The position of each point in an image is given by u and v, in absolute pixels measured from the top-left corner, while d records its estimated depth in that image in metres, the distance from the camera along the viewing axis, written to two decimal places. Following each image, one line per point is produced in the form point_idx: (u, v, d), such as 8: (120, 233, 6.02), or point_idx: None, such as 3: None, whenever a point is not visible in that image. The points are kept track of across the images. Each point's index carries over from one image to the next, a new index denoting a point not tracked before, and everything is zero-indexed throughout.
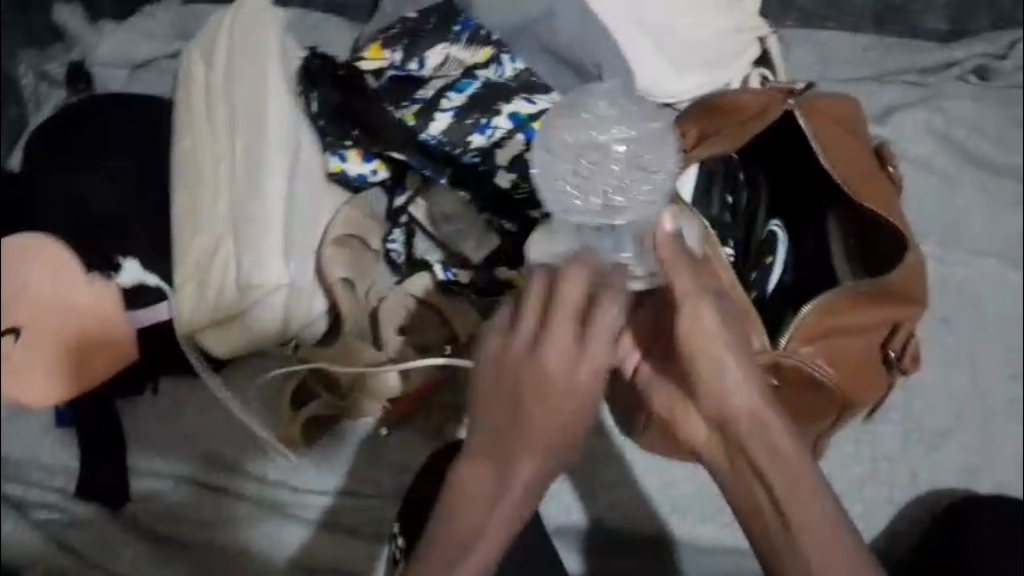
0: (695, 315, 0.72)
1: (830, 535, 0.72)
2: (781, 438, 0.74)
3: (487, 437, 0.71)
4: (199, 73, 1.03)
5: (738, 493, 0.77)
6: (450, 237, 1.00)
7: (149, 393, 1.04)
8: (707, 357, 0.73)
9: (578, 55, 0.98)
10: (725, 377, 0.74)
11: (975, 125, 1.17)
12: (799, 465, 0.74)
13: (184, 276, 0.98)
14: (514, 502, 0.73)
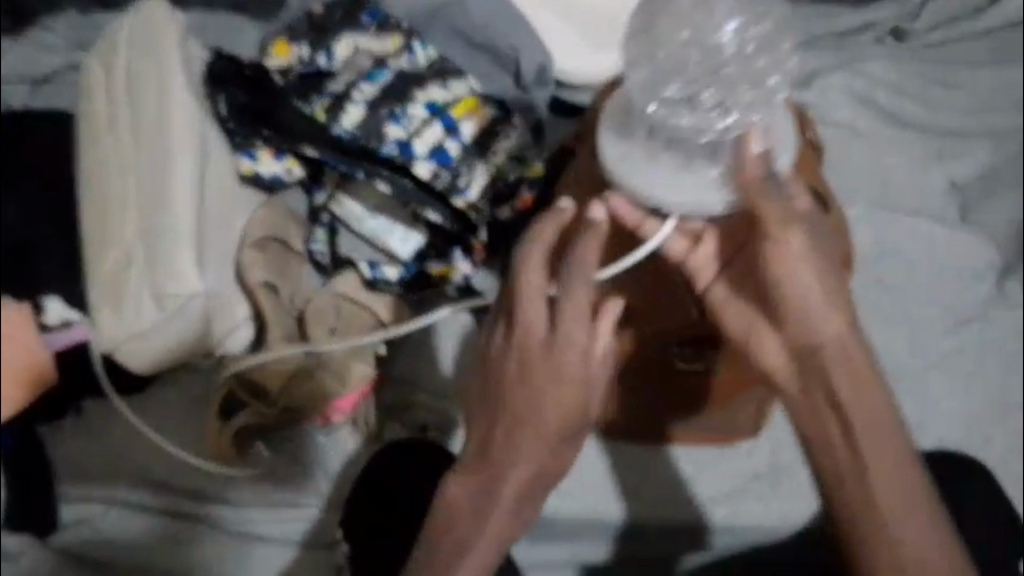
0: (785, 238, 0.67)
1: (902, 480, 0.70)
2: (864, 367, 0.70)
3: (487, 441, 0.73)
4: (98, 80, 0.99)
5: (819, 443, 0.72)
6: (374, 232, 0.96)
7: (72, 416, 1.00)
8: (796, 285, 0.68)
9: (493, 39, 1.00)
10: (813, 306, 0.68)
11: (895, 85, 1.17)
12: (880, 404, 0.70)
13: (98, 294, 0.93)
14: (507, 504, 0.74)
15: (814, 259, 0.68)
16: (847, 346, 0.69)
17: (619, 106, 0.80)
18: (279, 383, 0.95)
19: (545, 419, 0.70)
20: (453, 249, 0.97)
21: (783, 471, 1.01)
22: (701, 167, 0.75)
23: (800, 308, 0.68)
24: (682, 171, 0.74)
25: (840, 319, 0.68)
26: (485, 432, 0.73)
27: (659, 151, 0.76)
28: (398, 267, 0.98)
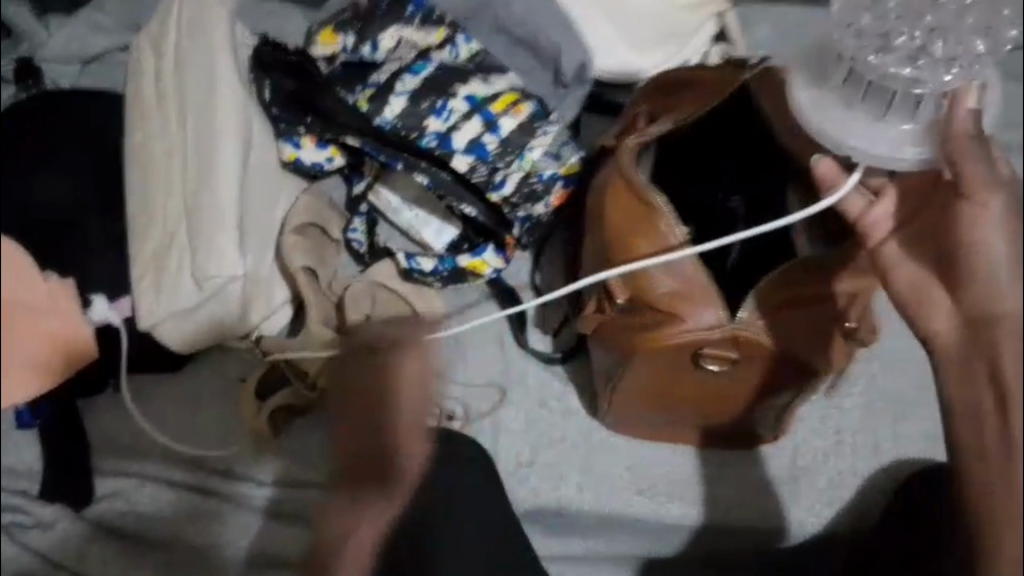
0: (982, 198, 0.66)
1: None
2: None
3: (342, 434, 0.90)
4: (148, 63, 1.01)
5: (969, 425, 0.65)
6: (409, 222, 1.01)
7: (111, 389, 1.02)
8: (1000, 247, 0.65)
9: (537, 35, 0.97)
10: (1003, 267, 0.65)
11: None
12: None
13: (141, 271, 0.96)
14: (370, 520, 0.82)
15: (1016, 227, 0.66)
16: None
17: (808, 61, 0.86)
18: (316, 365, 0.96)
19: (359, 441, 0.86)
20: (486, 243, 0.99)
21: (800, 476, 1.00)
22: (892, 123, 0.80)
23: (985, 269, 0.65)
24: (875, 122, 0.81)
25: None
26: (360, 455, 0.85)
27: (856, 99, 0.82)
28: (432, 259, 1.00)
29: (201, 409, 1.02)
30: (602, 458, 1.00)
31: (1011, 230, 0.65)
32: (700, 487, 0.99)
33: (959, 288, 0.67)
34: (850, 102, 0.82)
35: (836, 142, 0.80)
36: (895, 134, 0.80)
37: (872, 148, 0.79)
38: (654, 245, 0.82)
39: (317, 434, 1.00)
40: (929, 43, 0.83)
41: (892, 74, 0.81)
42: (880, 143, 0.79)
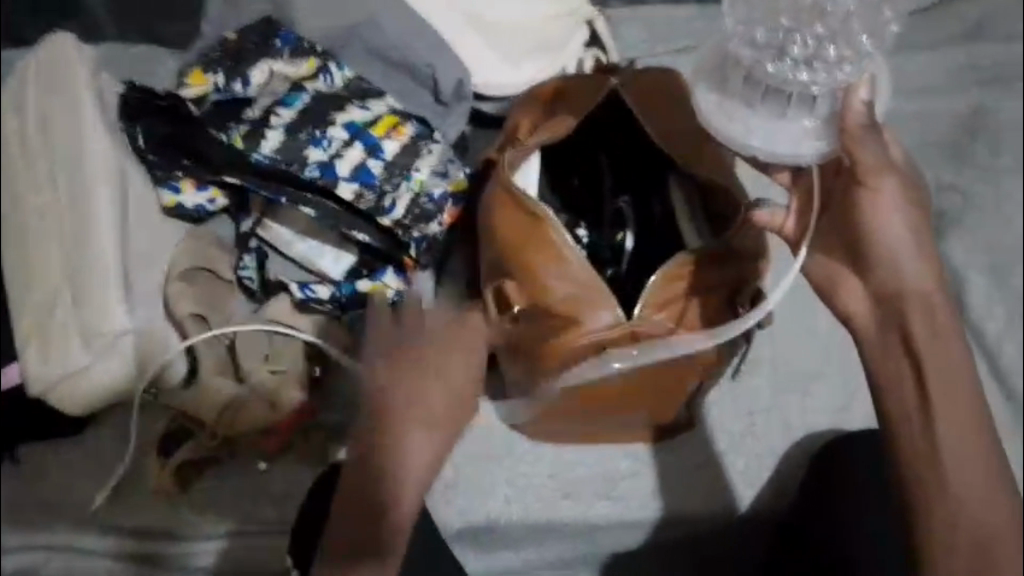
0: (881, 181, 0.75)
1: (969, 412, 0.73)
2: (942, 314, 0.75)
3: (408, 396, 0.80)
4: (13, 122, 0.99)
5: (891, 391, 0.75)
6: (304, 255, 0.97)
7: (8, 463, 0.98)
8: (900, 232, 0.75)
9: (411, 56, 1.00)
10: (900, 250, 0.75)
11: None
12: (947, 347, 0.74)
13: (25, 336, 0.92)
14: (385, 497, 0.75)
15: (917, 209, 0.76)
16: (943, 310, 0.75)
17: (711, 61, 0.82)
18: (212, 416, 0.92)
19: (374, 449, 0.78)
20: (386, 266, 0.97)
21: (719, 463, 1.01)
22: (798, 115, 0.78)
23: (890, 252, 0.75)
24: (778, 120, 0.78)
25: (931, 277, 0.75)
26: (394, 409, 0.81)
27: (758, 98, 0.79)
28: (329, 287, 0.97)
29: (104, 471, 0.97)
30: (526, 469, 0.99)
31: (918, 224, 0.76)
32: (622, 485, 0.99)
33: (865, 265, 0.76)
34: (755, 103, 0.79)
35: (745, 146, 0.78)
36: (791, 139, 0.78)
37: (778, 148, 0.78)
38: (544, 250, 0.83)
39: (231, 482, 0.96)
40: (821, 48, 0.81)
41: (791, 75, 0.79)
42: (784, 143, 0.78)
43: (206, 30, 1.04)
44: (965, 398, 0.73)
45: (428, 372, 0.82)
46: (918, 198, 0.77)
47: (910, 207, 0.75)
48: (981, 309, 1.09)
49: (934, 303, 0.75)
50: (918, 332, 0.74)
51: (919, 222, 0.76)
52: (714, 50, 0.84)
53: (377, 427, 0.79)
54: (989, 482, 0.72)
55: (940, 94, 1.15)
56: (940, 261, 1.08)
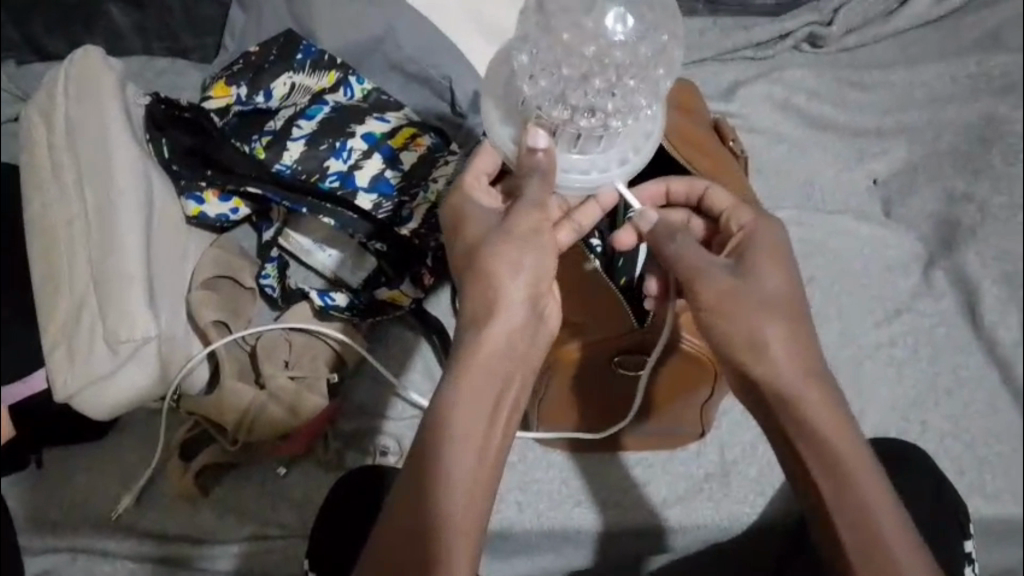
0: (749, 260, 0.72)
1: (868, 486, 0.70)
2: (810, 395, 0.70)
3: (496, 328, 0.68)
4: (41, 134, 1.01)
5: (786, 467, 0.73)
6: (324, 263, 0.99)
7: (32, 467, 1.00)
8: (749, 316, 0.70)
9: (427, 69, 1.04)
10: (742, 339, 0.70)
11: (844, 78, 1.14)
12: (830, 426, 0.70)
13: (51, 344, 0.94)
14: (474, 468, 0.67)
15: (745, 293, 0.70)
16: (806, 386, 0.70)
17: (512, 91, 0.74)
18: (234, 419, 0.94)
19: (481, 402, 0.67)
20: (402, 278, 0.97)
21: (730, 469, 1.01)
22: (590, 144, 0.71)
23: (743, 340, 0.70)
24: (592, 150, 0.71)
25: (792, 351, 0.71)
26: (490, 373, 0.68)
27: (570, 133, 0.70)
28: (347, 295, 0.98)
29: (128, 474, 1.00)
30: (539, 476, 1.00)
31: (771, 306, 0.70)
32: (634, 491, 1.00)
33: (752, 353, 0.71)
34: (582, 143, 0.71)
35: (580, 184, 0.71)
36: (641, 145, 0.72)
37: (630, 167, 0.71)
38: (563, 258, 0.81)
39: (251, 486, 0.99)
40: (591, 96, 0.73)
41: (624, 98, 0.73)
42: (627, 161, 0.71)
43: (230, 46, 1.10)
44: (860, 478, 0.70)
45: (509, 286, 0.68)
46: (777, 278, 0.71)
47: (745, 291, 0.70)
48: (994, 316, 1.04)
49: (817, 379, 0.71)
50: (788, 419, 0.71)
51: (789, 293, 0.71)
52: (499, 65, 0.76)
53: (452, 417, 0.67)
54: (893, 557, 0.68)
55: (947, 103, 1.12)
56: (951, 272, 1.07)
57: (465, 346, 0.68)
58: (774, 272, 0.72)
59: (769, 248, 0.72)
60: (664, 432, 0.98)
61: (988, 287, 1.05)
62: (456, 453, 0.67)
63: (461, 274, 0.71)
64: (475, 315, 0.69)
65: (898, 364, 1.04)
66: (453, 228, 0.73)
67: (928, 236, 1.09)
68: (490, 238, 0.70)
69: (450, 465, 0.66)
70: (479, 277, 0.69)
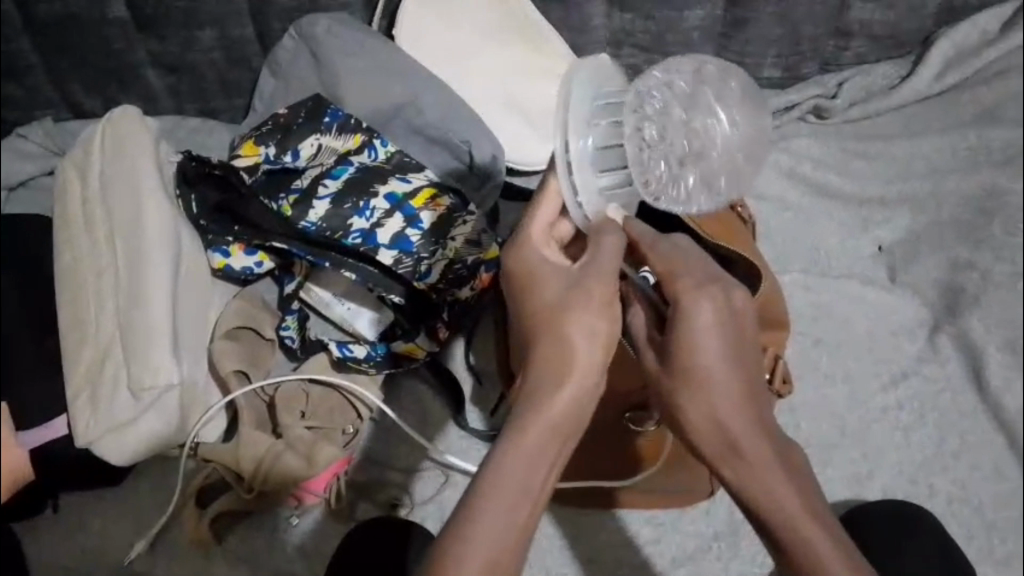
0: (670, 336, 0.72)
1: (822, 550, 0.68)
2: (749, 459, 0.72)
3: (564, 395, 0.69)
4: (76, 189, 1.05)
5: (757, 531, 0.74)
6: (342, 316, 1.03)
7: (49, 511, 1.01)
8: (684, 389, 0.73)
9: (448, 134, 1.07)
10: (683, 413, 0.73)
11: (850, 148, 1.18)
12: (774, 489, 0.71)
13: (75, 391, 0.97)
14: (502, 527, 0.66)
15: (681, 364, 0.72)
16: (750, 451, 0.72)
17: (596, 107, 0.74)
18: (252, 467, 0.96)
19: (524, 461, 0.68)
20: (419, 330, 0.99)
21: (739, 530, 1.01)
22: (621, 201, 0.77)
23: (678, 413, 0.74)
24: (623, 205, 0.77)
25: (731, 408, 0.72)
26: (544, 432, 0.68)
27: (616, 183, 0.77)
28: (365, 346, 1.01)
29: (143, 522, 1.01)
30: (547, 533, 1.01)
31: (694, 383, 0.72)
32: (642, 551, 1.00)
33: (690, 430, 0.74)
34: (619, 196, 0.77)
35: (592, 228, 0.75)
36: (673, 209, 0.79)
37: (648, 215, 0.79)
38: None
39: (263, 536, 1.00)
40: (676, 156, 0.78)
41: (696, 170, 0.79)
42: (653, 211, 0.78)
43: (260, 107, 1.15)
44: (814, 542, 0.69)
45: (580, 349, 0.70)
46: (699, 349, 0.71)
47: (684, 360, 0.72)
48: (999, 382, 1.05)
49: (751, 450, 0.72)
50: (730, 493, 0.74)
51: (712, 365, 0.71)
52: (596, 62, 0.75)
53: (494, 473, 0.67)
54: None
55: (948, 173, 1.15)
56: (956, 338, 1.08)
57: (531, 406, 0.69)
58: (713, 337, 0.71)
59: (705, 314, 0.71)
60: (667, 488, 0.99)
61: (992, 352, 1.06)
62: (483, 520, 0.66)
63: (538, 336, 0.71)
64: (551, 380, 0.69)
65: (904, 429, 1.05)
66: (528, 286, 0.73)
67: (931, 302, 1.11)
68: (571, 302, 0.71)
69: (481, 520, 0.66)
70: (558, 344, 0.70)
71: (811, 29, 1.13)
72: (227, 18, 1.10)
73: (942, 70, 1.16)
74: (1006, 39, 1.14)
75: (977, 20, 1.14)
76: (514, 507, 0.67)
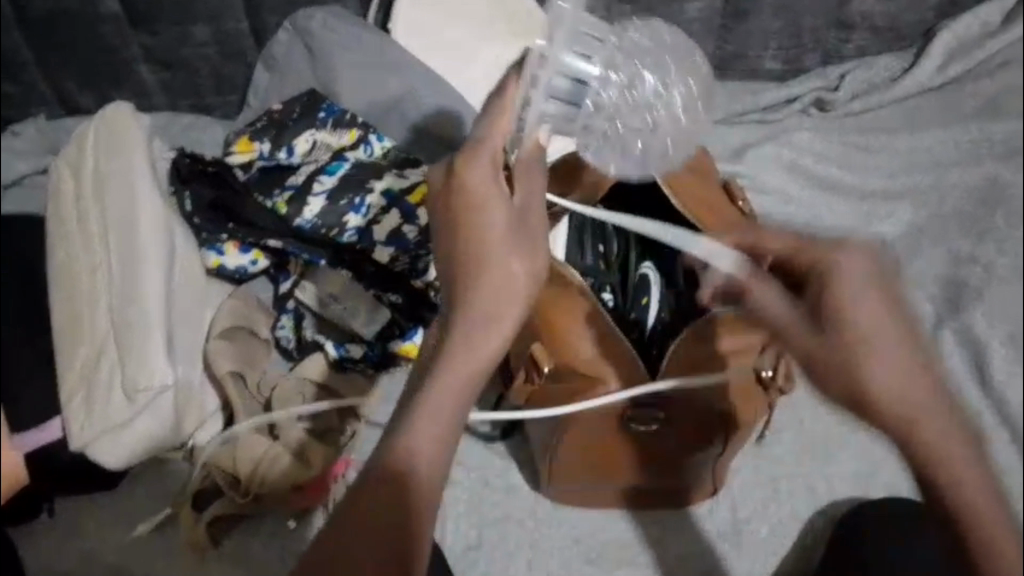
0: (823, 293, 0.73)
1: (974, 485, 0.69)
2: (925, 410, 0.70)
3: (495, 339, 0.68)
4: (68, 190, 1.03)
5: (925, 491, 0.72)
6: (339, 316, 0.99)
7: (45, 514, 1.00)
8: (835, 352, 0.72)
9: (446, 128, 1.06)
10: (840, 373, 0.72)
11: (852, 141, 1.16)
12: (942, 440, 0.69)
13: (69, 392, 0.95)
14: (435, 449, 0.66)
15: (838, 325, 0.72)
16: (920, 412, 0.70)
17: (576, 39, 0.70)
18: (249, 468, 0.95)
19: (455, 386, 0.67)
20: (415, 327, 0.98)
21: (743, 529, 1.00)
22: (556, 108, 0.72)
23: (864, 359, 0.71)
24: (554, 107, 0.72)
25: (900, 364, 0.71)
26: (473, 359, 0.68)
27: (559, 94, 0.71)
28: (362, 346, 1.00)
29: (139, 525, 1.00)
30: (549, 532, 0.99)
31: (857, 341, 0.71)
32: (644, 551, 0.99)
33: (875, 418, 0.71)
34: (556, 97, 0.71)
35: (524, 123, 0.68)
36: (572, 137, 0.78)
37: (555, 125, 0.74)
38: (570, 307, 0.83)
39: (261, 540, 0.98)
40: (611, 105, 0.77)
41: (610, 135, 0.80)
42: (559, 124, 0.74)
43: (254, 103, 1.13)
44: (979, 474, 0.70)
45: (514, 278, 0.68)
46: (856, 315, 0.71)
47: (839, 320, 0.72)
48: None
49: (924, 408, 0.70)
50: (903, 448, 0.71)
51: (870, 322, 0.71)
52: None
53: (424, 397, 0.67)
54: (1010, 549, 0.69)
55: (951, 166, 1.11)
56: None
57: (459, 341, 0.68)
58: (869, 298, 0.72)
59: (842, 276, 0.73)
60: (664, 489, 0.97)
61: (996, 348, 0.97)
62: (413, 442, 0.66)
63: (460, 264, 0.69)
64: (487, 322, 0.68)
65: None
66: (470, 202, 0.68)
67: None
68: (512, 241, 0.68)
69: (414, 442, 0.66)
70: (493, 280, 0.68)
71: (813, 20, 1.15)
72: (220, 13, 1.08)
73: (944, 62, 1.16)
74: None
75: (979, 11, 1.14)
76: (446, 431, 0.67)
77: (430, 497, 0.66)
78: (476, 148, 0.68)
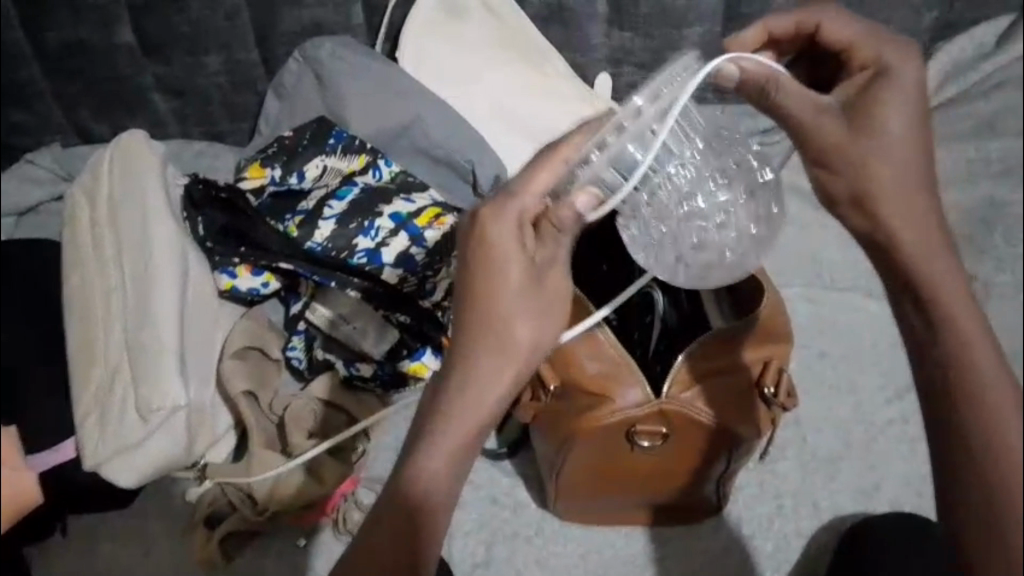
0: (861, 97, 0.68)
1: (957, 305, 0.64)
2: (920, 223, 0.67)
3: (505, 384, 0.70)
4: (84, 215, 1.06)
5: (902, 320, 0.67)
6: (349, 336, 1.00)
7: (59, 534, 1.02)
8: (866, 158, 0.67)
9: (452, 154, 1.08)
10: (888, 148, 0.67)
11: None
12: (931, 254, 0.66)
13: (85, 412, 0.97)
14: (445, 480, 0.67)
15: (882, 132, 0.67)
16: (916, 223, 0.67)
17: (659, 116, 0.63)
18: (265, 488, 0.97)
19: (463, 419, 0.68)
20: (425, 346, 1.01)
21: (747, 544, 1.01)
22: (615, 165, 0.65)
23: (878, 145, 0.67)
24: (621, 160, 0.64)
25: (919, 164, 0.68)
26: (482, 396, 0.69)
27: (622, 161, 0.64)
28: (372, 366, 1.02)
29: (151, 544, 1.02)
30: (556, 549, 1.01)
31: (871, 142, 0.67)
32: (649, 567, 1.00)
33: (871, 208, 0.68)
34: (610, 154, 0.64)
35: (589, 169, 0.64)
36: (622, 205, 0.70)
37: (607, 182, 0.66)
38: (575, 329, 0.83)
39: (270, 558, 1.00)
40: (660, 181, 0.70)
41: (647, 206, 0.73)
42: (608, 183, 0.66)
43: (265, 130, 1.16)
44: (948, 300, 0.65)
45: (523, 329, 0.70)
46: (891, 117, 0.67)
47: (893, 105, 0.67)
48: None
49: (922, 229, 0.67)
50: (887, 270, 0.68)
51: (898, 130, 0.67)
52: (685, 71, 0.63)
53: (433, 424, 0.68)
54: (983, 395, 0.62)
55: None
56: None
57: (470, 378, 0.69)
58: (902, 106, 0.68)
59: (902, 88, 0.67)
60: (667, 505, 0.98)
61: None
62: (422, 469, 0.67)
63: (467, 312, 0.70)
64: (496, 370, 0.69)
65: (910, 439, 1.06)
66: (490, 253, 0.68)
67: None
68: (525, 299, 0.70)
69: (422, 469, 0.67)
70: (499, 330, 0.70)
71: None
72: (232, 44, 1.11)
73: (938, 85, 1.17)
74: (1004, 51, 1.15)
75: (973, 33, 1.17)
76: (456, 464, 0.68)
77: (438, 524, 0.67)
78: (507, 199, 0.68)
